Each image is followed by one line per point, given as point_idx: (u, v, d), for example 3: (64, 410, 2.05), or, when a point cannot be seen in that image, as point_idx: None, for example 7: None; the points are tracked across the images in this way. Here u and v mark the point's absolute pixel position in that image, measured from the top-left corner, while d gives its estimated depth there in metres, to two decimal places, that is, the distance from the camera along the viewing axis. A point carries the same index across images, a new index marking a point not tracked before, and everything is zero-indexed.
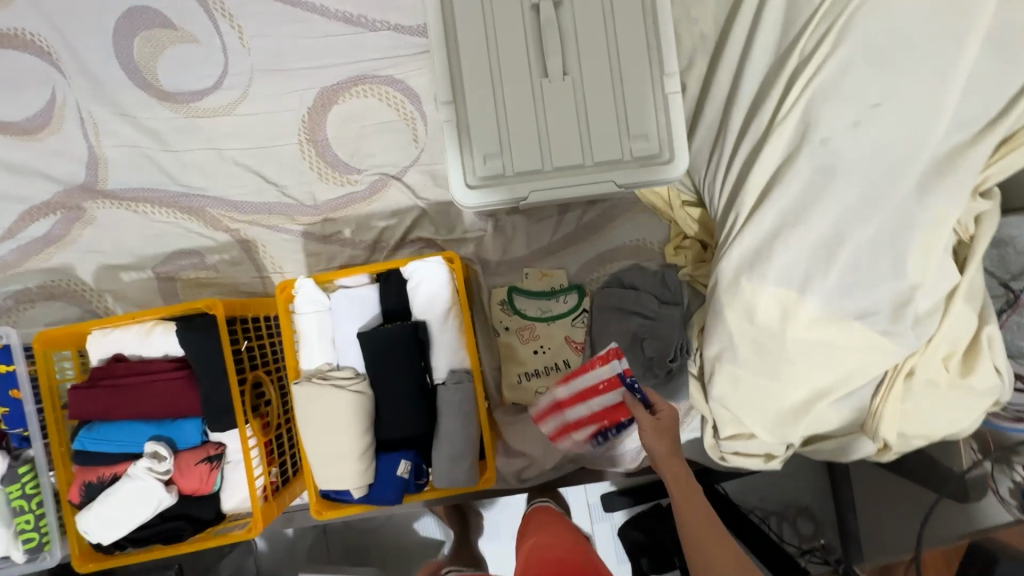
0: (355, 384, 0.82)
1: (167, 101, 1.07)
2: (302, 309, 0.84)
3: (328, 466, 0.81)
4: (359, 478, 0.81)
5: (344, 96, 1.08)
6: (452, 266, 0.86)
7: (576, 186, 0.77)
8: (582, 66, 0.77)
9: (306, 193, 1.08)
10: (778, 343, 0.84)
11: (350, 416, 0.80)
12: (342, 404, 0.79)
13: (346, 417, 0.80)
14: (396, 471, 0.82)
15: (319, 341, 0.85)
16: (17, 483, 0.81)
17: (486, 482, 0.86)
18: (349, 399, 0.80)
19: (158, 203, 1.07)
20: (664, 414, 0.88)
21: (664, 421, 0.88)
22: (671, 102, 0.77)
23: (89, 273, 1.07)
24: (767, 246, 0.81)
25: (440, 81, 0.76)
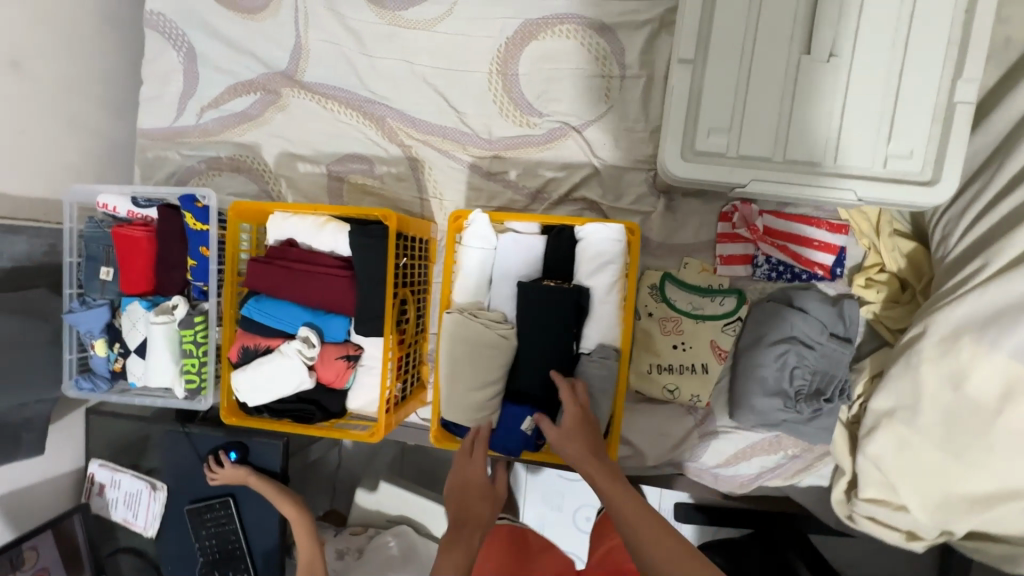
0: (502, 329, 0.81)
1: (374, 5, 1.07)
2: (467, 241, 0.83)
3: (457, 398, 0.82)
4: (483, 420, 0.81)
5: (545, 32, 1.03)
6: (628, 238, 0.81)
7: (805, 186, 0.68)
8: (858, 49, 0.66)
9: (483, 124, 1.06)
10: (985, 422, 0.72)
11: (492, 360, 0.80)
12: (487, 345, 0.80)
13: (487, 358, 0.80)
14: (520, 425, 0.81)
15: (477, 278, 0.84)
16: (190, 328, 0.91)
17: None
18: (494, 343, 0.80)
19: (345, 104, 1.10)
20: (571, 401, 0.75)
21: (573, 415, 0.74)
22: (956, 113, 0.64)
23: (271, 156, 1.13)
24: (1018, 310, 0.67)
25: (687, 33, 0.68)
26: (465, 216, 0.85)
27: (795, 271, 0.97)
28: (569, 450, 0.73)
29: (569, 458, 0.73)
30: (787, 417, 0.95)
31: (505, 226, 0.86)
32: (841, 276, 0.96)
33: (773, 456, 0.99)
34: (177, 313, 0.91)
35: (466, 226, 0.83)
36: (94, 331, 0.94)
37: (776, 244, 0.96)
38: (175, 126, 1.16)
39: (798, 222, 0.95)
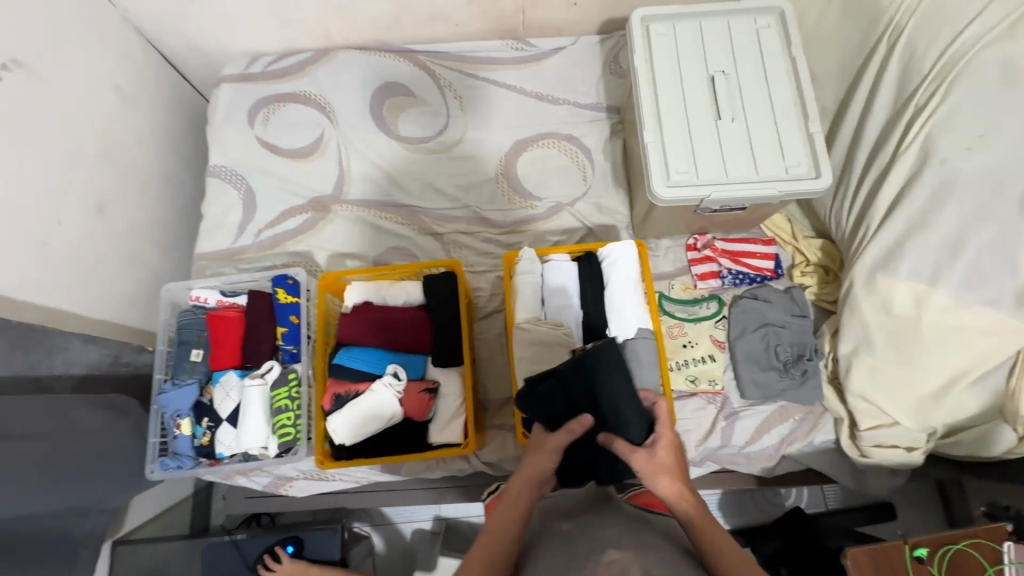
0: (562, 329, 1.03)
1: (403, 143, 1.45)
2: (522, 270, 1.08)
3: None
4: None
5: (533, 146, 1.44)
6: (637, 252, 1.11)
7: (745, 191, 1.04)
8: (746, 114, 1.09)
9: (496, 211, 1.39)
10: (915, 330, 1.01)
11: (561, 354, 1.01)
12: (555, 343, 1.01)
13: (556, 353, 1.01)
14: None
15: (534, 298, 1.06)
16: (284, 386, 1.02)
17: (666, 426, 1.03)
18: (560, 340, 1.02)
19: (386, 211, 1.40)
20: (665, 440, 0.83)
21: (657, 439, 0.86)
22: (815, 138, 1.05)
23: (323, 258, 1.36)
24: (899, 248, 1.02)
25: (645, 117, 1.09)
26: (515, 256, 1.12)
27: (751, 276, 1.30)
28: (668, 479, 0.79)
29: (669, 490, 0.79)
30: (785, 384, 1.19)
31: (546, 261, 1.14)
32: (782, 275, 1.30)
33: (787, 422, 1.19)
34: (270, 375, 1.02)
35: (518, 260, 1.09)
36: (183, 411, 1.02)
37: (732, 259, 1.30)
38: (233, 246, 1.38)
39: (741, 243, 1.32)
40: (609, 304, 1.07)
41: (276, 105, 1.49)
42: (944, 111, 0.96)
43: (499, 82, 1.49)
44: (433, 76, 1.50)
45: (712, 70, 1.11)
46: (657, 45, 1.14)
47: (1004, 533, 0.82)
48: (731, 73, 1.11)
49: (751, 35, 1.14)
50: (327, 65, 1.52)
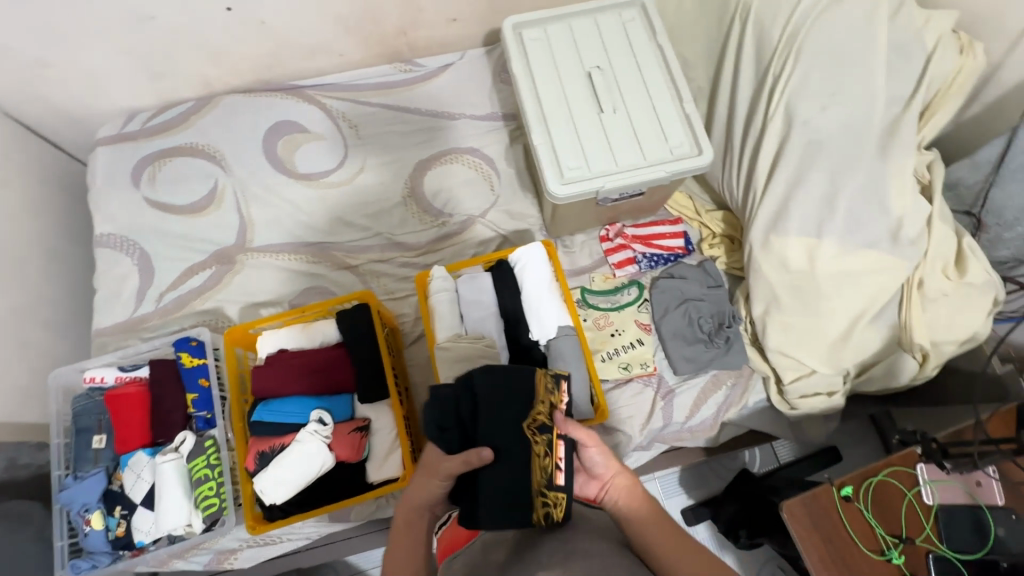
0: (485, 341, 1.03)
1: (303, 180, 1.41)
2: (436, 289, 1.06)
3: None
4: None
5: (436, 163, 1.43)
6: (548, 253, 1.13)
7: (636, 177, 1.07)
8: (626, 104, 1.12)
9: (410, 234, 1.37)
10: (812, 282, 1.07)
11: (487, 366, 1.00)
12: (479, 357, 1.00)
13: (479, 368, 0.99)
14: None
15: (451, 315, 1.05)
16: (202, 454, 0.95)
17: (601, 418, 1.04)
18: (483, 353, 1.01)
19: (294, 252, 1.35)
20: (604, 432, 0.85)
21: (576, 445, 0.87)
22: (691, 117, 1.10)
23: (235, 311, 1.30)
24: (784, 207, 1.08)
25: (531, 120, 1.11)
26: (427, 277, 1.11)
27: (664, 257, 1.34)
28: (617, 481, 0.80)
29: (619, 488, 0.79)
30: (712, 354, 1.22)
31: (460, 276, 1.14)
32: (693, 250, 1.35)
33: (721, 391, 1.23)
34: (185, 446, 0.96)
35: (430, 280, 1.07)
36: (91, 503, 0.94)
37: (644, 243, 1.34)
38: (134, 316, 1.29)
39: (650, 226, 1.36)
40: (527, 307, 1.07)
41: (161, 161, 1.42)
42: (797, 76, 1.03)
43: (393, 105, 1.48)
44: (323, 108, 1.47)
45: (588, 66, 1.15)
46: (532, 50, 1.16)
47: (915, 456, 0.87)
48: (605, 67, 1.15)
49: (618, 28, 1.18)
50: (210, 113, 1.46)
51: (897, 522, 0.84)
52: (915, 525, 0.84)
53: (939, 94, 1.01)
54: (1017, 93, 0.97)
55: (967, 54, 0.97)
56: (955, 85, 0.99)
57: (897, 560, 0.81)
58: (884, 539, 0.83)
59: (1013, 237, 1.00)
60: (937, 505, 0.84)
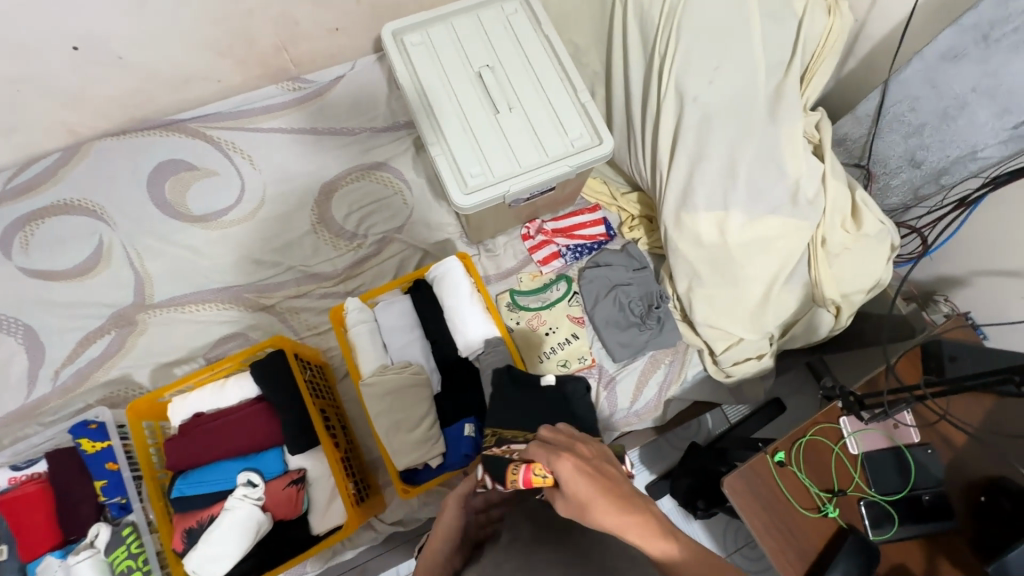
0: (412, 368, 0.99)
1: (199, 222, 1.31)
2: (353, 322, 1.01)
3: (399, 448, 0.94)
4: (432, 449, 0.94)
5: (342, 183, 1.36)
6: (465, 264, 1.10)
7: (542, 176, 1.06)
8: (520, 101, 1.09)
9: (326, 262, 1.30)
10: (726, 253, 1.09)
11: (417, 394, 0.96)
12: (407, 386, 0.95)
13: (410, 397, 0.95)
14: (464, 433, 0.98)
15: (373, 347, 1.00)
16: (122, 545, 0.87)
17: None
18: (412, 381, 0.97)
19: (200, 302, 1.25)
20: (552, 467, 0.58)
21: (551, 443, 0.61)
22: (588, 106, 1.09)
23: (145, 375, 1.20)
24: (690, 183, 1.08)
25: (426, 130, 1.06)
26: (342, 309, 1.05)
27: (588, 246, 1.33)
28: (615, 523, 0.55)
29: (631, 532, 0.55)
30: (646, 336, 1.23)
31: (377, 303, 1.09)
32: (615, 235, 1.35)
33: (660, 370, 1.25)
34: (100, 540, 0.87)
35: (346, 313, 1.02)
36: None
37: (566, 235, 1.32)
38: (30, 401, 1.17)
39: (569, 217, 1.34)
40: (451, 325, 1.03)
41: (31, 224, 1.28)
42: (681, 53, 1.02)
43: (285, 128, 1.39)
44: (209, 140, 1.37)
45: (476, 67, 1.11)
46: (415, 56, 1.11)
47: (837, 410, 0.91)
48: (494, 65, 1.11)
49: (502, 22, 1.14)
50: (81, 162, 1.33)
51: (829, 477, 0.87)
52: (845, 477, 0.87)
53: (816, 55, 1.03)
54: (883, 46, 1.01)
55: (835, 13, 1.00)
56: (828, 45, 1.02)
57: (833, 513, 0.85)
58: (819, 496, 0.86)
59: (900, 184, 1.05)
60: (862, 453, 0.88)
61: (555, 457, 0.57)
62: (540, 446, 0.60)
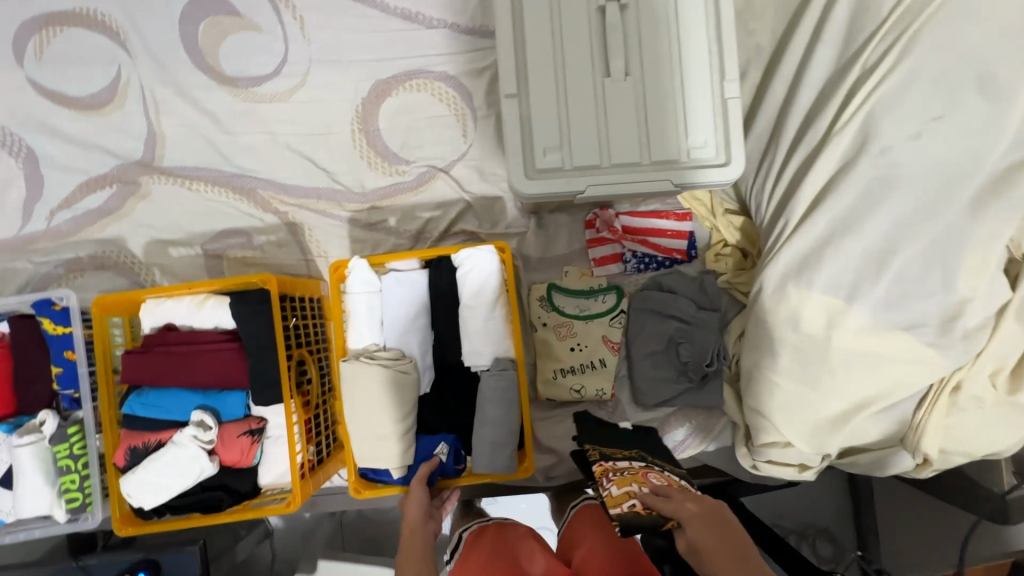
0: (400, 365, 0.85)
1: (226, 85, 1.11)
2: (354, 288, 0.88)
3: (364, 443, 0.85)
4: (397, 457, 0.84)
5: (398, 89, 1.10)
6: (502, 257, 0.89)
7: (633, 184, 0.80)
8: (644, 67, 0.79)
9: (354, 180, 1.11)
10: (822, 350, 0.82)
11: (401, 394, 0.84)
12: (388, 385, 0.83)
13: (392, 398, 0.83)
14: (435, 452, 0.89)
15: (368, 322, 0.89)
16: (65, 442, 0.84)
17: (525, 472, 0.88)
18: (394, 380, 0.84)
19: (210, 183, 1.11)
20: (682, 500, 0.75)
21: (675, 491, 0.78)
22: (729, 106, 0.79)
23: (139, 246, 1.10)
24: (818, 252, 0.80)
25: (506, 73, 0.79)
26: (346, 265, 0.91)
27: (659, 260, 1.10)
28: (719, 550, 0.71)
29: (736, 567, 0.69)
30: (681, 389, 1.05)
31: (387, 268, 0.93)
32: (695, 257, 1.10)
33: (681, 429, 1.08)
34: (47, 428, 0.84)
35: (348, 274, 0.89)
36: None
37: (637, 240, 1.08)
38: (23, 234, 1.10)
39: (649, 218, 1.08)
40: (469, 325, 0.89)
41: (48, 30, 1.10)
42: (897, 78, 0.73)
43: None
44: None
45: None
46: None
47: None
48: (628, 1, 0.79)
49: None
50: None
51: None
52: None
53: None
54: None
55: None
56: None
57: None
58: None
59: None
60: None
61: (681, 497, 0.75)
62: (666, 490, 0.77)
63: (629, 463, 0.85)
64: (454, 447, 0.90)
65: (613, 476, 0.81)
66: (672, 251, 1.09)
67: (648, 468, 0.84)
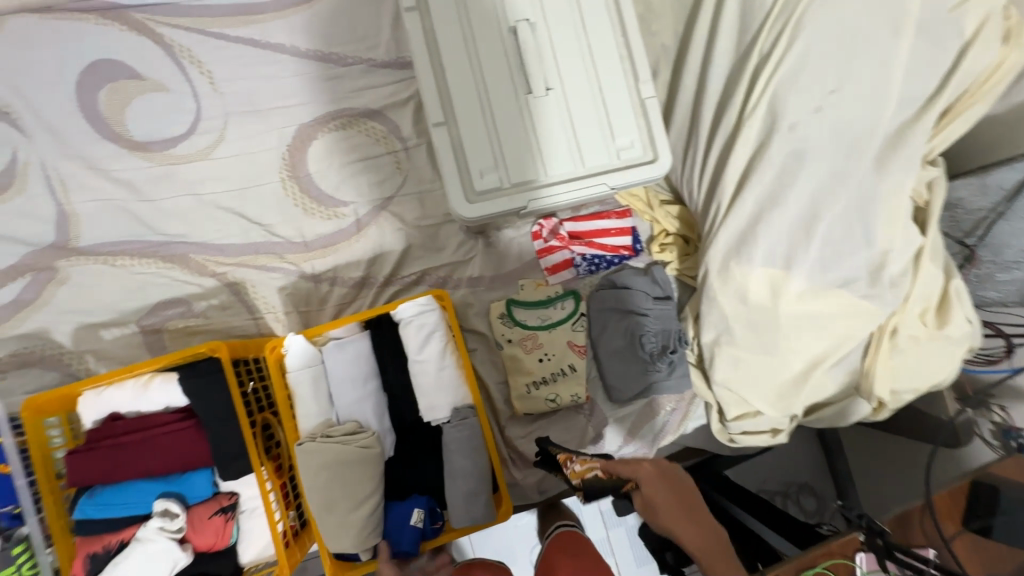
0: (360, 440, 0.80)
1: (138, 151, 1.05)
2: (294, 367, 0.82)
3: (341, 525, 0.79)
4: (364, 537, 0.80)
5: (322, 131, 1.09)
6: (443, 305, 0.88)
7: (571, 192, 0.82)
8: (563, 80, 0.82)
9: (293, 230, 1.08)
10: (772, 319, 0.88)
11: (359, 473, 0.79)
12: (346, 466, 0.78)
13: (350, 477, 0.78)
14: (409, 521, 0.82)
15: (315, 399, 0.83)
16: (12, 564, 0.77)
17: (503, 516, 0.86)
18: (354, 459, 0.79)
19: (137, 255, 1.05)
20: (637, 463, 0.84)
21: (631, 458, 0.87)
22: (648, 106, 0.83)
23: (65, 334, 1.02)
24: (751, 229, 0.86)
25: (431, 103, 0.80)
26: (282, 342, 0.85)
27: (608, 259, 1.13)
28: (666, 499, 0.81)
29: (674, 512, 0.80)
30: (652, 379, 1.08)
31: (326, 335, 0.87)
32: (642, 250, 1.14)
33: (658, 417, 1.11)
34: None
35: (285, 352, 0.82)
36: None
37: (584, 243, 1.12)
38: None
39: (592, 220, 1.12)
40: (426, 367, 0.84)
41: None
42: (791, 60, 0.79)
43: (259, 40, 1.08)
44: (157, 41, 1.06)
45: (512, 18, 0.81)
46: None
47: (856, 543, 0.80)
48: (537, 20, 0.82)
49: None
50: None
51: None
52: None
53: (966, 94, 0.81)
54: None
55: (1011, 44, 0.78)
56: (988, 83, 0.80)
57: None
58: None
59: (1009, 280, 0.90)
60: None
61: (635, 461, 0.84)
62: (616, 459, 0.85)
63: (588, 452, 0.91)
64: (428, 508, 0.84)
65: (575, 458, 0.86)
66: (620, 247, 1.12)
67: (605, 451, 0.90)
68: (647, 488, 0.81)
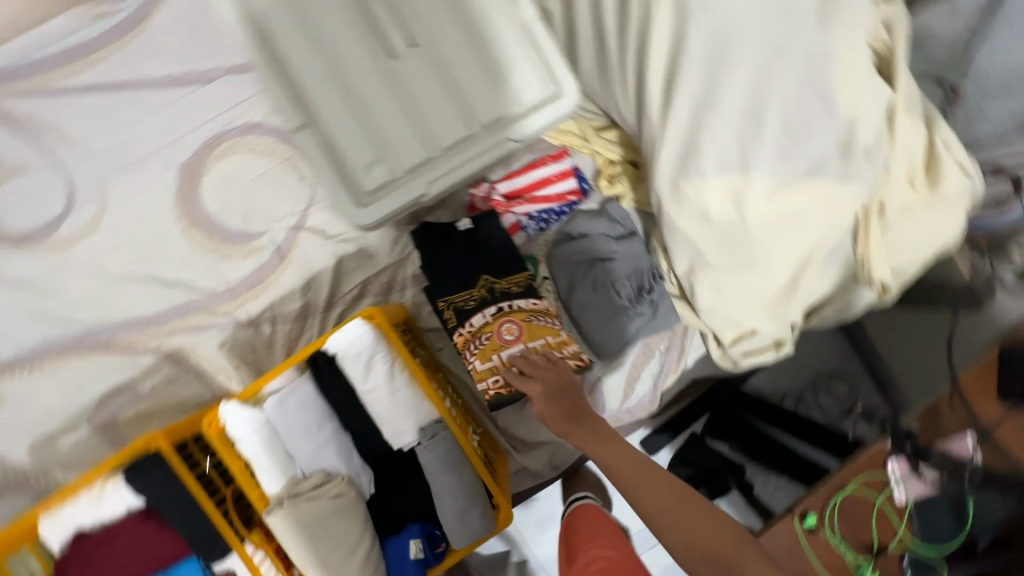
0: (331, 488, 0.75)
1: (22, 244, 0.95)
2: (236, 436, 0.74)
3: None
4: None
5: (208, 163, 0.97)
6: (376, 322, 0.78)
7: (475, 160, 0.70)
8: (430, 32, 0.70)
9: (213, 279, 0.98)
10: (743, 232, 0.77)
11: (339, 520, 0.74)
12: (322, 520, 0.73)
13: (331, 531, 0.74)
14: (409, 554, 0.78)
15: (271, 461, 0.75)
16: None
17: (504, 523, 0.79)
18: (328, 510, 0.74)
19: (63, 353, 0.97)
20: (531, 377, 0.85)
21: (535, 360, 0.86)
22: (535, 31, 0.69)
23: (23, 454, 0.97)
24: (693, 138, 0.73)
25: (284, 103, 0.67)
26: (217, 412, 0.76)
27: (557, 210, 1.01)
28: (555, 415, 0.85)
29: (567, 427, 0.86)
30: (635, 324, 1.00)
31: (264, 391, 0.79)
32: (590, 189, 1.01)
33: (654, 361, 1.03)
34: None
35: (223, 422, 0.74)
36: None
37: (526, 201, 0.98)
38: None
39: (527, 172, 0.98)
40: (378, 395, 0.77)
41: None
42: None
43: (103, 83, 0.95)
44: None
45: None
46: None
47: (883, 453, 0.73)
48: None
49: None
50: None
51: (868, 535, 0.71)
52: (887, 533, 0.71)
53: None
54: None
55: None
56: None
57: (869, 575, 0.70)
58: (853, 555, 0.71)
59: None
60: (911, 504, 0.70)
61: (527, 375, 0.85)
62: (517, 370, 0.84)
63: (482, 316, 0.86)
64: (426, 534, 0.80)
65: (474, 349, 0.86)
66: (567, 192, 1.00)
67: (501, 315, 0.86)
68: (547, 397, 0.85)
